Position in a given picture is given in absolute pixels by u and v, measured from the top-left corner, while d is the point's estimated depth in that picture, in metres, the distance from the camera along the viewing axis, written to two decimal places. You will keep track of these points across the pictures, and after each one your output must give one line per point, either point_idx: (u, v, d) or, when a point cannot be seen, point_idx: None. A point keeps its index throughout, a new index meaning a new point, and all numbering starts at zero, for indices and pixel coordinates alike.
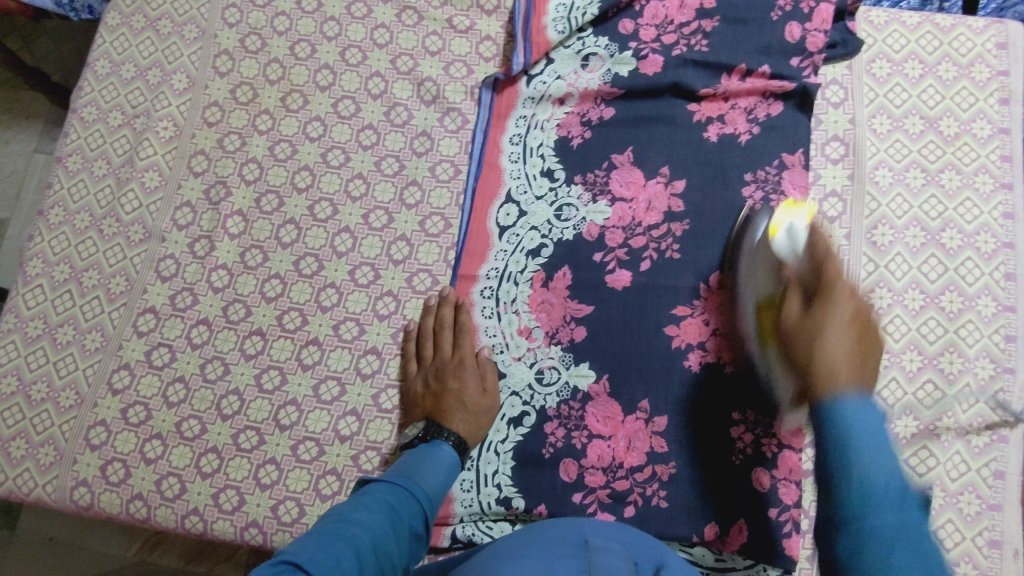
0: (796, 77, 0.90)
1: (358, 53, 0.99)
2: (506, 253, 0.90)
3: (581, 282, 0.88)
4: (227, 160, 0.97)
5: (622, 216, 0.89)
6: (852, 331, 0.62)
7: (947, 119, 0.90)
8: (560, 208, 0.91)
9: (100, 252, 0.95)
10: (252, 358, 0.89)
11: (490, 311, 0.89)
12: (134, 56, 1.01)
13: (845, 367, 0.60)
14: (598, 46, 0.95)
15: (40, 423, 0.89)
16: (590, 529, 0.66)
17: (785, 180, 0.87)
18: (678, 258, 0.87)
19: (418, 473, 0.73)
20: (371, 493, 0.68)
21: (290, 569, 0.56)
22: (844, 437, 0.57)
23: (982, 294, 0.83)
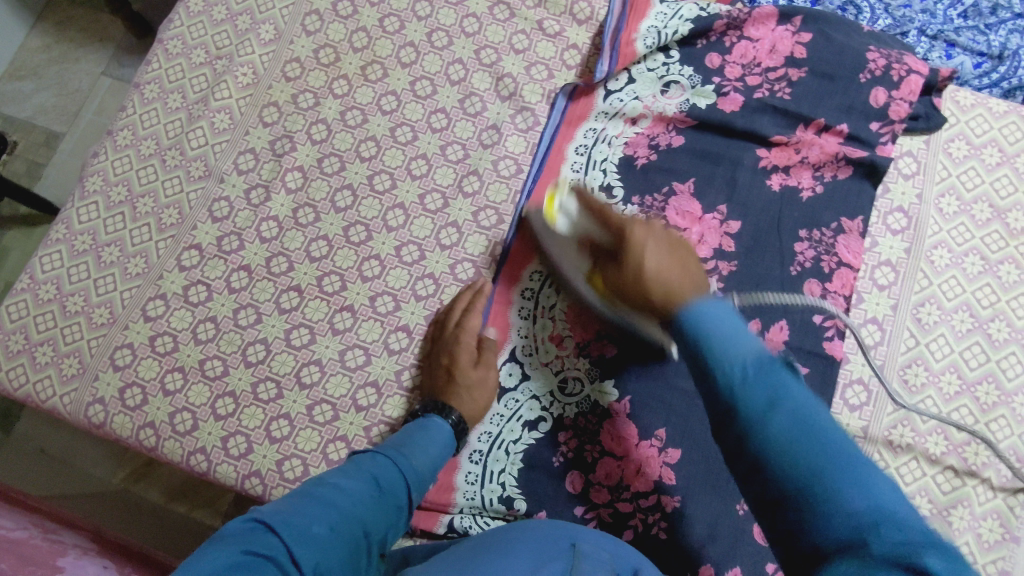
0: (872, 141, 0.90)
1: (444, 37, 1.01)
2: None
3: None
4: (298, 117, 0.98)
5: None
6: (667, 252, 0.65)
7: (1016, 212, 0.89)
8: None
9: (158, 181, 0.96)
10: (286, 313, 0.90)
11: (526, 312, 0.89)
12: (228, 0, 1.03)
13: (655, 265, 0.63)
14: (682, 75, 0.95)
15: (70, 334, 0.90)
16: (581, 535, 0.65)
17: (841, 243, 0.88)
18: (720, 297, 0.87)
19: (409, 449, 0.73)
20: (358, 463, 0.69)
21: (261, 529, 0.56)
22: (700, 340, 0.52)
23: (1020, 391, 0.83)
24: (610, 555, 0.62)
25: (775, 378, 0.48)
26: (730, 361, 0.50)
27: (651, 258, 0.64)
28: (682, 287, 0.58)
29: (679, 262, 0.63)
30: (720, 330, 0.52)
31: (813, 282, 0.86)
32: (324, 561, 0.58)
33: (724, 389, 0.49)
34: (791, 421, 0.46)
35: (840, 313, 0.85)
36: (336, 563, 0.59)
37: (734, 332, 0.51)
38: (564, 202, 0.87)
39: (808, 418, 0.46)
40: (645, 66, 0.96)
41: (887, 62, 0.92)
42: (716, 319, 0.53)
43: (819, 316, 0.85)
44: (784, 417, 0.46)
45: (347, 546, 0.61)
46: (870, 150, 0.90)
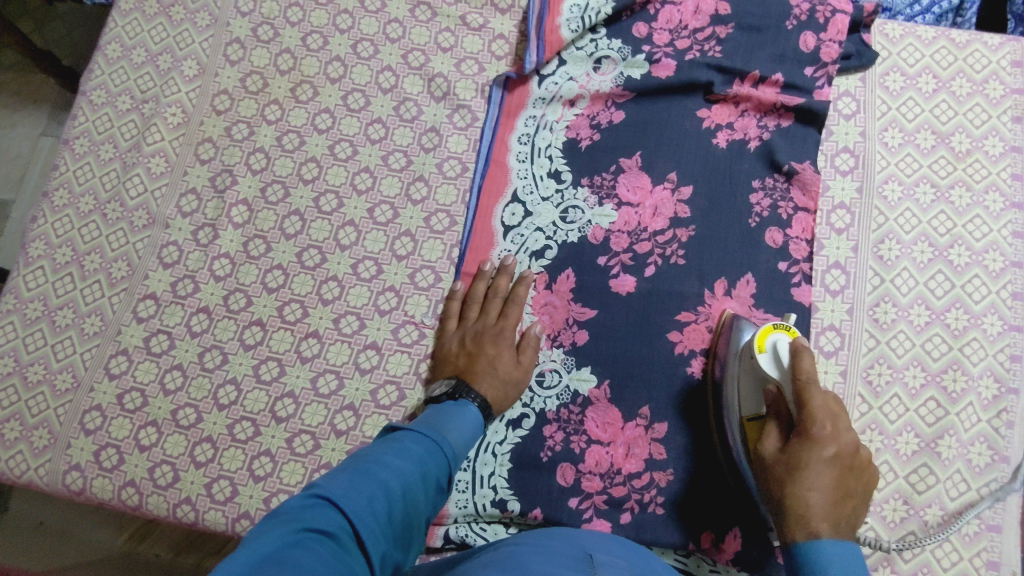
0: (809, 87, 0.90)
1: (370, 46, 0.99)
2: (510, 253, 0.90)
3: (585, 285, 0.87)
4: (234, 149, 0.97)
5: (627, 221, 0.89)
6: (834, 487, 0.65)
7: (960, 135, 0.89)
8: (566, 210, 0.90)
9: (102, 236, 0.94)
10: (251, 349, 0.89)
11: None
12: (145, 42, 1.01)
13: (823, 517, 0.64)
14: (611, 49, 0.94)
15: (36, 405, 0.88)
16: (591, 544, 0.65)
17: (794, 188, 0.87)
18: (683, 265, 0.86)
19: (449, 428, 0.73)
20: (401, 440, 0.68)
21: (322, 504, 0.55)
22: (812, 567, 0.63)
23: (989, 312, 0.83)
24: (625, 561, 0.62)
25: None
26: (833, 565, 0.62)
27: (809, 499, 0.65)
28: (823, 521, 0.64)
29: (839, 519, 0.65)
30: (826, 562, 0.63)
31: (774, 232, 0.86)
32: (377, 543, 0.57)
33: (815, 564, 0.63)
34: None
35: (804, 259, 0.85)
36: (387, 544, 0.58)
37: (845, 562, 0.62)
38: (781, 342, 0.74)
39: None
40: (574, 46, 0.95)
41: (812, 4, 0.91)
42: (831, 550, 0.63)
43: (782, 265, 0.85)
44: (841, 559, 0.62)
45: (401, 527, 0.60)
46: (808, 96, 0.90)
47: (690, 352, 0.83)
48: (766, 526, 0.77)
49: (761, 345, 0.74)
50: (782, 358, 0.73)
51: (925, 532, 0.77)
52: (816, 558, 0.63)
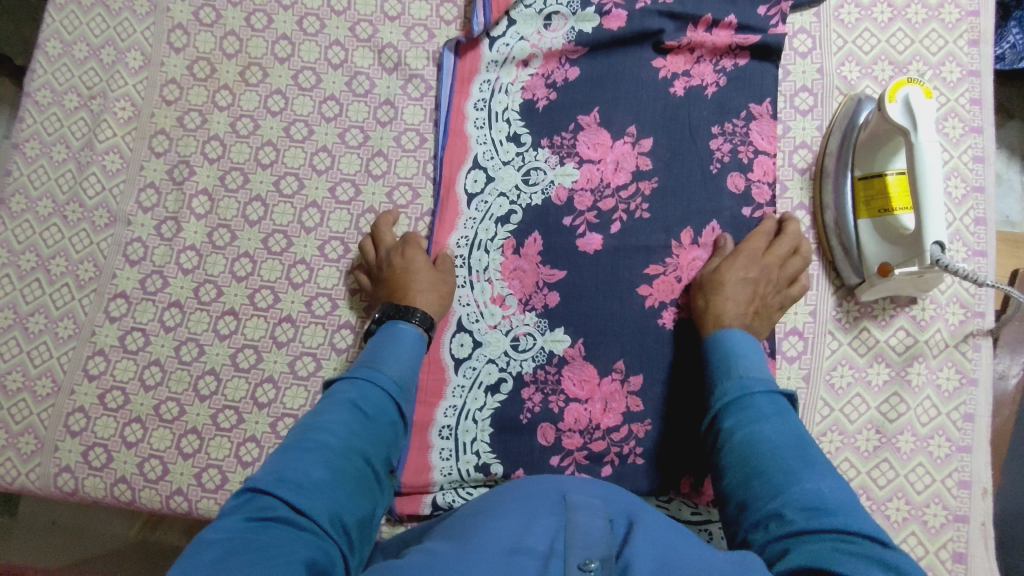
0: (763, 26, 0.88)
1: (315, 21, 0.97)
2: (475, 220, 0.89)
3: (553, 246, 0.87)
4: (189, 139, 0.95)
5: (590, 178, 0.88)
6: None
7: (917, 64, 0.88)
8: (528, 172, 0.90)
9: (65, 239, 0.93)
10: (227, 338, 0.89)
11: (463, 279, 0.88)
12: (85, 36, 0.98)
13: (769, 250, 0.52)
14: (561, 4, 0.92)
15: (19, 412, 0.89)
16: (570, 488, 0.63)
17: (754, 130, 0.87)
18: (647, 218, 0.86)
19: (383, 363, 0.73)
20: (334, 395, 0.68)
21: (260, 495, 0.55)
22: (727, 358, 0.71)
23: (953, 240, 0.84)
24: (603, 501, 0.60)
25: (775, 396, 0.66)
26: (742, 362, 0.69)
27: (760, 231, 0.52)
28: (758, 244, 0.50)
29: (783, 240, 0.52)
30: (732, 347, 0.72)
31: (736, 176, 0.86)
32: (329, 504, 0.57)
33: (732, 376, 0.69)
34: (780, 429, 0.61)
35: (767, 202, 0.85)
36: (344, 498, 0.59)
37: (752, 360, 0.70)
38: (912, 97, 0.74)
39: (801, 437, 0.61)
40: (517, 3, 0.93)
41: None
42: (776, 428, 0.62)
43: (747, 209, 0.85)
44: (780, 422, 0.63)
45: (352, 480, 0.61)
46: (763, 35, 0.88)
47: (660, 303, 0.84)
48: None
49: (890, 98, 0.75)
50: (914, 112, 0.73)
51: (898, 458, 0.79)
52: (738, 387, 0.67)
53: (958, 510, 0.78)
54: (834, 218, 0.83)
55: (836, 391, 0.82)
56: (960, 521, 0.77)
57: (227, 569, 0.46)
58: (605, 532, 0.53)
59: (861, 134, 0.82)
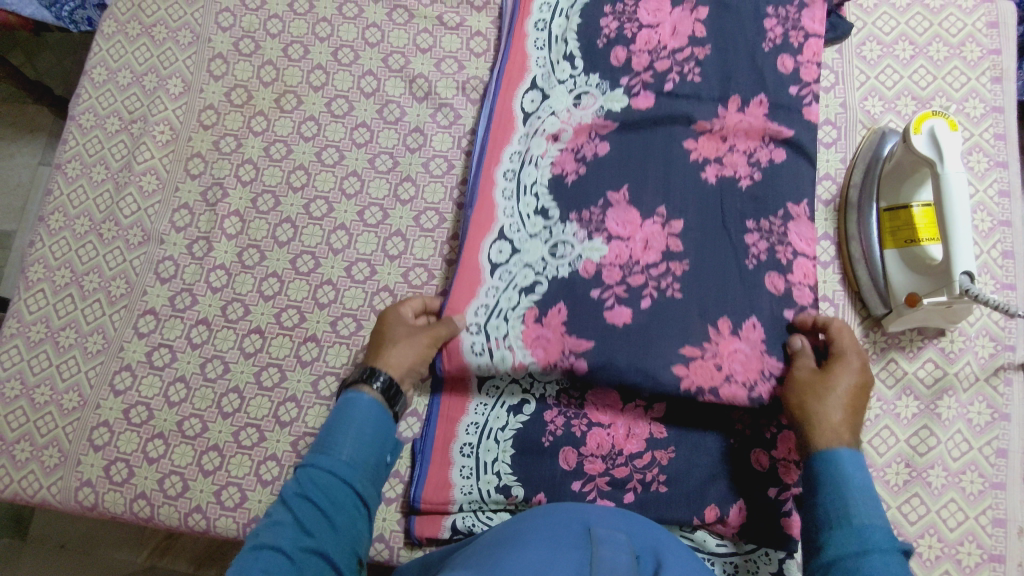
0: (795, 105, 0.87)
1: (350, 52, 1.00)
2: (497, 290, 0.84)
3: (579, 319, 0.81)
4: (223, 162, 0.98)
5: (620, 254, 0.83)
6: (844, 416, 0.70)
7: (940, 99, 0.89)
8: (556, 246, 0.84)
9: (99, 256, 0.96)
10: (251, 356, 0.90)
11: (481, 347, 0.81)
12: (130, 63, 1.03)
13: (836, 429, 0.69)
14: (591, 84, 0.90)
15: (44, 425, 0.89)
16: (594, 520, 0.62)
17: (791, 232, 0.83)
18: (680, 297, 0.81)
19: (335, 442, 0.69)
20: (288, 489, 0.66)
21: None
22: (837, 484, 0.65)
23: (982, 272, 0.83)
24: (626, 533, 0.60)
25: (892, 551, 0.59)
26: (857, 503, 0.63)
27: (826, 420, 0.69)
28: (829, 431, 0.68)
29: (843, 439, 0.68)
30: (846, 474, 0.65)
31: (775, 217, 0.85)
32: None
33: (844, 516, 0.62)
34: None
35: (809, 303, 0.80)
36: None
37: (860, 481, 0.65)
38: (938, 129, 0.75)
39: None
40: (544, 77, 0.91)
41: (785, 28, 0.89)
42: None
43: (789, 311, 0.80)
44: None
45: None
46: (796, 115, 0.86)
47: (697, 387, 0.77)
48: (771, 497, 0.77)
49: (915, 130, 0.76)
50: (940, 143, 0.74)
51: (929, 494, 0.77)
52: (853, 538, 0.60)
53: (993, 550, 0.75)
54: (861, 250, 0.83)
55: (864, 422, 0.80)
56: (995, 561, 0.75)
57: None
58: (631, 569, 0.52)
59: (886, 164, 0.82)
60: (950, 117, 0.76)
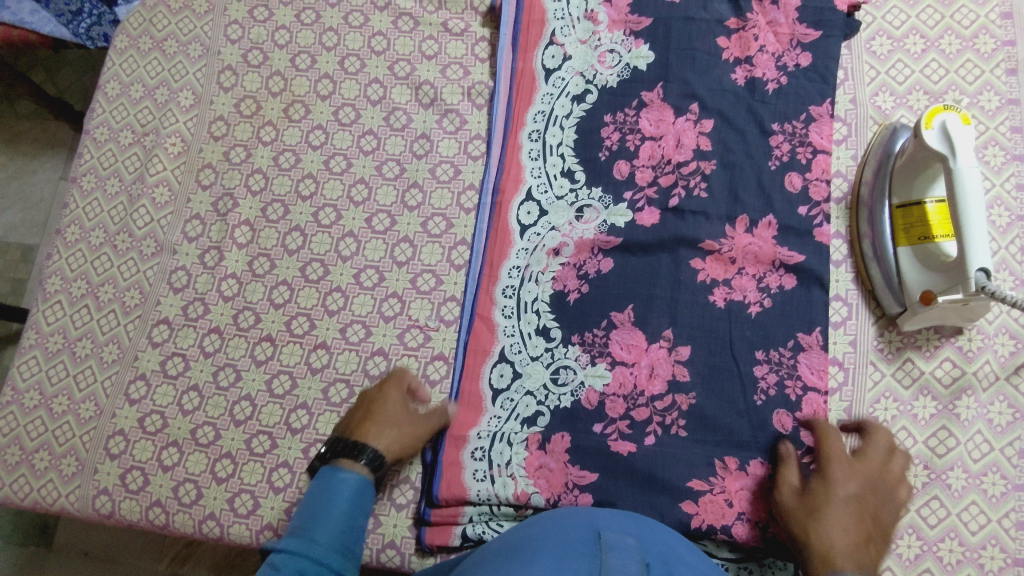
0: (804, 229, 0.84)
1: (356, 61, 1.01)
2: (500, 419, 0.83)
3: (582, 450, 0.80)
4: (234, 172, 0.99)
5: (622, 382, 0.82)
6: (851, 524, 0.68)
7: (953, 93, 0.88)
8: (557, 371, 0.84)
9: (114, 267, 0.97)
10: (263, 364, 0.90)
11: (482, 473, 0.81)
12: (142, 78, 1.04)
13: (844, 545, 0.66)
14: (592, 198, 0.89)
15: (62, 435, 0.91)
16: (605, 526, 0.61)
17: (802, 363, 0.80)
18: (685, 435, 0.80)
19: (315, 527, 0.64)
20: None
21: None
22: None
23: (1000, 269, 0.81)
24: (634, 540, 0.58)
25: None
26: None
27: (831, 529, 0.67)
28: (841, 538, 0.67)
29: (860, 554, 0.65)
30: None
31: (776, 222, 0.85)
32: None
33: None
34: None
35: (819, 446, 0.77)
36: None
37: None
38: (951, 122, 0.73)
39: None
40: (542, 189, 0.91)
41: (792, 144, 0.87)
42: None
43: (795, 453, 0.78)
44: None
45: None
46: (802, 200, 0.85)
47: (708, 526, 0.76)
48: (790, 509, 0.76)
49: (926, 124, 0.74)
50: (953, 138, 0.72)
51: (949, 496, 0.76)
52: None
53: (1018, 553, 0.73)
54: (874, 248, 0.81)
55: (881, 424, 0.79)
56: (1020, 566, 0.73)
57: None
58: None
59: (900, 159, 0.81)
60: (963, 112, 0.75)
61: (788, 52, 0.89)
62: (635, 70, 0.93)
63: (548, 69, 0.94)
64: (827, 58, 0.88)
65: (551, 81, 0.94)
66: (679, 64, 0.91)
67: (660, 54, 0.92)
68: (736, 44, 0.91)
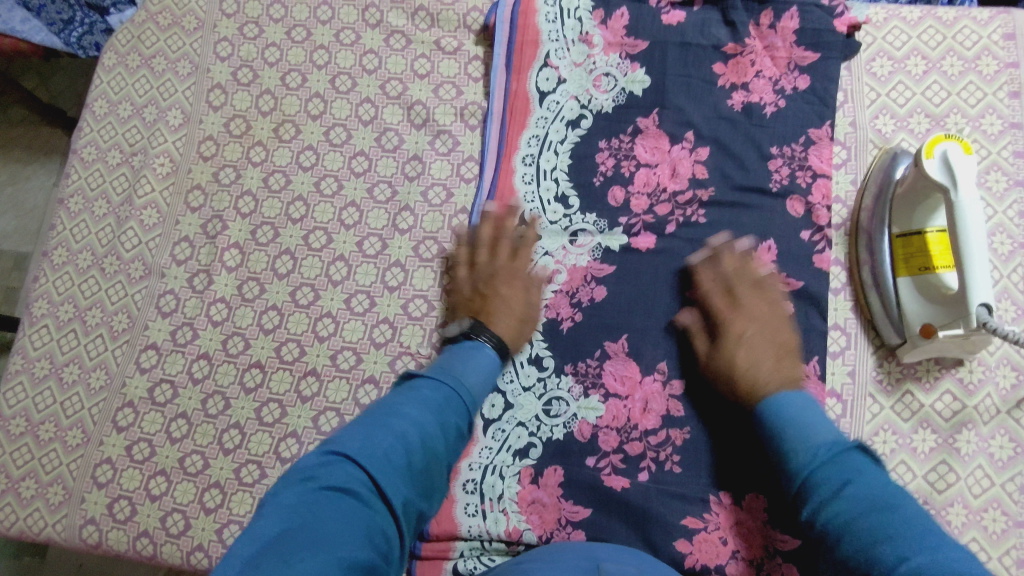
0: (803, 256, 0.83)
1: (348, 80, 0.99)
2: (491, 450, 0.82)
3: (574, 486, 0.79)
4: (223, 194, 0.97)
5: (616, 415, 0.81)
6: (771, 351, 0.76)
7: (955, 116, 0.86)
8: (549, 402, 0.83)
9: (101, 290, 0.96)
10: (252, 392, 0.89)
11: (474, 508, 0.80)
12: (130, 96, 1.03)
13: (767, 377, 0.74)
14: (586, 222, 0.88)
15: (49, 462, 0.90)
16: (605, 558, 0.62)
17: None
18: (678, 473, 0.78)
19: (462, 371, 0.73)
20: (416, 388, 0.68)
21: (336, 459, 0.58)
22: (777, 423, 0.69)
23: (1002, 298, 0.80)
24: (635, 567, 0.61)
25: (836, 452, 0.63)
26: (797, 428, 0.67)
27: (745, 368, 0.75)
28: (777, 380, 0.73)
29: (779, 370, 0.74)
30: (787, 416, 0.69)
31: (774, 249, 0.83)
32: (400, 494, 0.59)
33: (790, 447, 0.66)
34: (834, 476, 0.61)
35: None
36: (412, 493, 0.61)
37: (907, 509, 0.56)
38: (952, 152, 0.71)
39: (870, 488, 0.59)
40: (535, 215, 0.89)
41: (791, 169, 0.85)
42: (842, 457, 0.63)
43: None
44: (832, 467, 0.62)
45: (421, 473, 0.62)
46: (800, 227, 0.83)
47: (702, 565, 0.75)
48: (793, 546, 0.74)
49: (927, 154, 0.73)
50: (953, 167, 0.71)
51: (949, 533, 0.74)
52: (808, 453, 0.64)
53: None
54: (873, 277, 0.80)
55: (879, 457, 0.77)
56: None
57: (274, 551, 0.49)
58: None
59: (899, 187, 0.79)
60: (964, 140, 0.73)
61: (786, 76, 0.88)
62: (631, 94, 0.91)
63: (543, 92, 0.93)
64: (826, 81, 0.87)
65: (546, 105, 0.92)
66: (675, 90, 0.90)
67: (656, 78, 0.91)
68: (732, 70, 0.89)
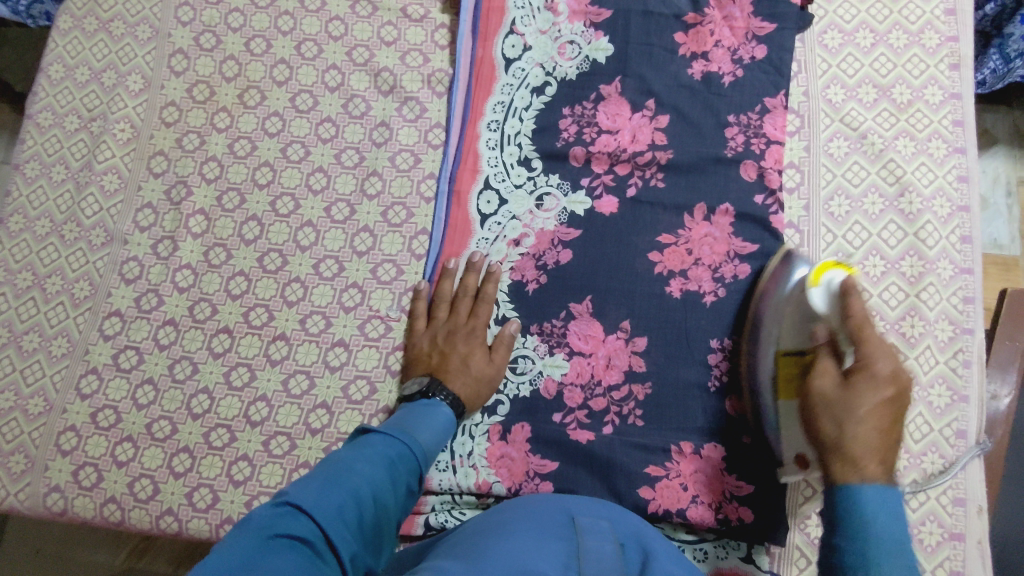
0: (759, 217, 0.86)
1: (313, 46, 0.99)
2: None
3: (542, 442, 0.82)
4: (187, 160, 0.96)
5: (580, 372, 0.84)
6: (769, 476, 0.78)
7: (900, 87, 0.90)
8: (515, 360, 0.85)
9: (61, 258, 0.94)
10: (220, 356, 0.89)
11: (445, 464, 0.82)
12: (87, 60, 1.00)
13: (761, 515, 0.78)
14: (551, 185, 0.90)
15: (10, 432, 0.88)
16: (577, 508, 0.64)
17: None
18: (641, 425, 0.82)
19: (417, 430, 0.73)
20: (371, 445, 0.67)
21: (291, 511, 0.56)
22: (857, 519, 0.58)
23: (942, 258, 0.85)
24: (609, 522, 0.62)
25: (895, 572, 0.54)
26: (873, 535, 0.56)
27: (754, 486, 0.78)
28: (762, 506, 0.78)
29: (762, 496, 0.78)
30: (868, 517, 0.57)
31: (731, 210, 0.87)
32: (349, 545, 0.56)
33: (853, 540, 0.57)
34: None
35: None
36: (361, 545, 0.59)
37: (890, 533, 0.56)
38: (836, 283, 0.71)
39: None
40: (499, 179, 0.91)
41: (747, 136, 0.89)
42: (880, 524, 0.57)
43: (747, 436, 0.80)
44: None
45: (373, 533, 0.60)
46: (757, 191, 0.87)
47: (664, 510, 0.78)
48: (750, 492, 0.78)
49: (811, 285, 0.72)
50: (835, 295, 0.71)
51: None
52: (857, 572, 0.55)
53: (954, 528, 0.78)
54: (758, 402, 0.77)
55: None
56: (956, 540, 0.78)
57: None
58: (616, 559, 0.53)
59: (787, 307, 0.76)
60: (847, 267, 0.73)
61: (743, 46, 0.91)
62: (594, 62, 0.93)
63: (508, 59, 0.94)
64: (781, 51, 0.90)
65: (511, 72, 0.94)
66: (638, 59, 0.92)
67: (619, 46, 0.93)
68: (693, 39, 0.92)
